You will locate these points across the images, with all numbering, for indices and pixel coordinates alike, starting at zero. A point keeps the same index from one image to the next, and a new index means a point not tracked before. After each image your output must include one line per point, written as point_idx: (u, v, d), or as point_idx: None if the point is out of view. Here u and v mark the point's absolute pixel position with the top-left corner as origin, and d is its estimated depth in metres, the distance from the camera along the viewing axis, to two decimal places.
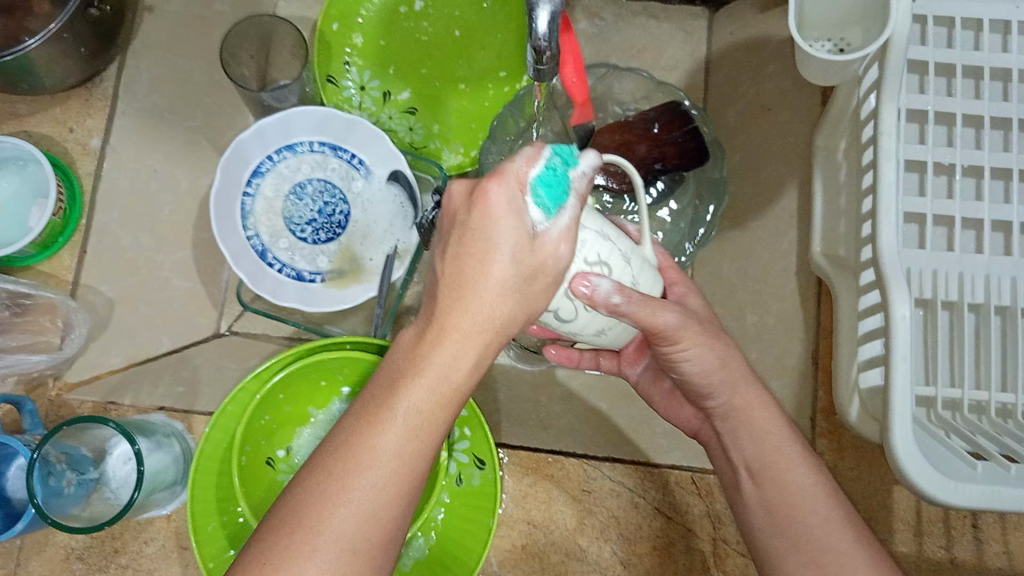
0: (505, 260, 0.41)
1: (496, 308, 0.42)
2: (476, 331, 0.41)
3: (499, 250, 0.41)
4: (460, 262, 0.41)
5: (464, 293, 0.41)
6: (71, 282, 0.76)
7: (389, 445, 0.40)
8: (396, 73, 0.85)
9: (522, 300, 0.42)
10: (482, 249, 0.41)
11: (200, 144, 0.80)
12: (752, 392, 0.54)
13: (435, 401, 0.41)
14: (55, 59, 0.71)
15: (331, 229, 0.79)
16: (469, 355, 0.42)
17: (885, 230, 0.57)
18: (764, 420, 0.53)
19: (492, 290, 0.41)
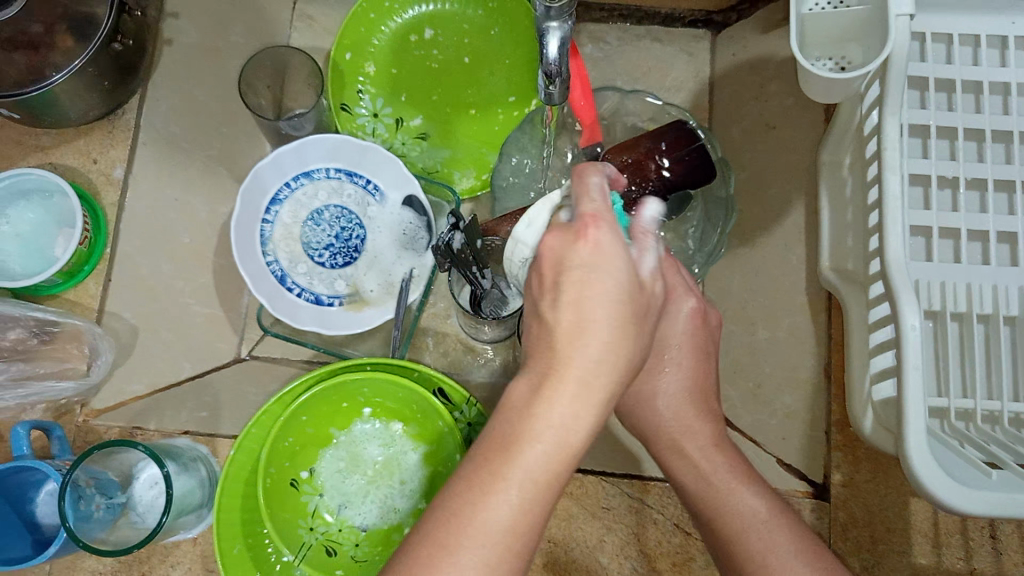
0: (609, 298, 0.41)
1: (611, 359, 0.41)
2: (593, 382, 0.41)
3: (603, 283, 0.41)
4: (574, 310, 0.41)
5: (587, 340, 0.41)
6: (97, 310, 0.77)
7: (501, 512, 0.40)
8: (408, 101, 0.87)
9: (635, 346, 0.42)
10: (591, 290, 0.41)
11: (218, 172, 0.82)
12: (702, 425, 0.56)
13: (551, 459, 0.41)
14: (79, 92, 0.73)
15: (347, 254, 0.81)
16: (581, 406, 0.41)
17: (892, 244, 0.58)
18: (691, 468, 0.54)
19: (607, 336, 0.41)
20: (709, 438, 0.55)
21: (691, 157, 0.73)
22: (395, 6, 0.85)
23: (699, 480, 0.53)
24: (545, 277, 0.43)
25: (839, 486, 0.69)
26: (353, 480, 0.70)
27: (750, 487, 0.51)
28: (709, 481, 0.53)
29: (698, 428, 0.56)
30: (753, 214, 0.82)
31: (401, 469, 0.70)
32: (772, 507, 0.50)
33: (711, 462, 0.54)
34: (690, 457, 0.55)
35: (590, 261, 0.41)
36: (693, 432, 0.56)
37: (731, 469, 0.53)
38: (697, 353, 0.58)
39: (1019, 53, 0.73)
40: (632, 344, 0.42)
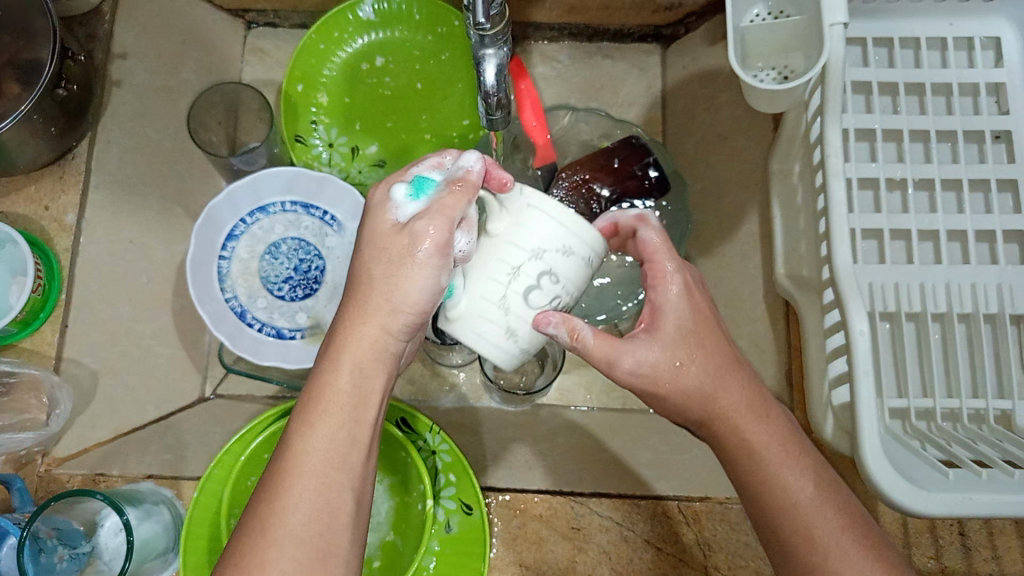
0: (375, 253, 0.49)
1: (366, 370, 0.49)
2: (369, 325, 0.49)
3: (368, 243, 0.49)
4: (351, 275, 0.50)
5: (360, 299, 0.49)
6: (55, 358, 0.76)
7: (290, 529, 0.44)
8: (362, 129, 0.87)
9: (406, 283, 0.48)
10: (361, 256, 0.49)
11: (174, 212, 0.84)
12: (740, 395, 0.52)
13: (326, 472, 0.46)
14: (26, 139, 0.73)
15: (307, 285, 0.81)
16: (365, 345, 0.49)
17: (840, 250, 0.59)
18: (740, 443, 0.52)
19: (356, 351, 0.49)
20: (755, 414, 0.52)
21: (644, 174, 0.75)
22: (344, 35, 0.85)
23: (743, 459, 0.52)
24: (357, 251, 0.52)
25: None
26: None
27: (796, 466, 0.51)
28: (745, 461, 0.52)
29: (726, 397, 0.52)
30: (710, 225, 0.82)
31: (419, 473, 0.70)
32: (819, 495, 0.50)
33: (746, 444, 0.52)
34: (725, 429, 0.52)
35: (361, 267, 0.49)
36: (722, 405, 0.52)
37: (781, 442, 0.52)
38: (699, 341, 0.52)
39: (959, 54, 0.74)
40: (399, 280, 0.48)
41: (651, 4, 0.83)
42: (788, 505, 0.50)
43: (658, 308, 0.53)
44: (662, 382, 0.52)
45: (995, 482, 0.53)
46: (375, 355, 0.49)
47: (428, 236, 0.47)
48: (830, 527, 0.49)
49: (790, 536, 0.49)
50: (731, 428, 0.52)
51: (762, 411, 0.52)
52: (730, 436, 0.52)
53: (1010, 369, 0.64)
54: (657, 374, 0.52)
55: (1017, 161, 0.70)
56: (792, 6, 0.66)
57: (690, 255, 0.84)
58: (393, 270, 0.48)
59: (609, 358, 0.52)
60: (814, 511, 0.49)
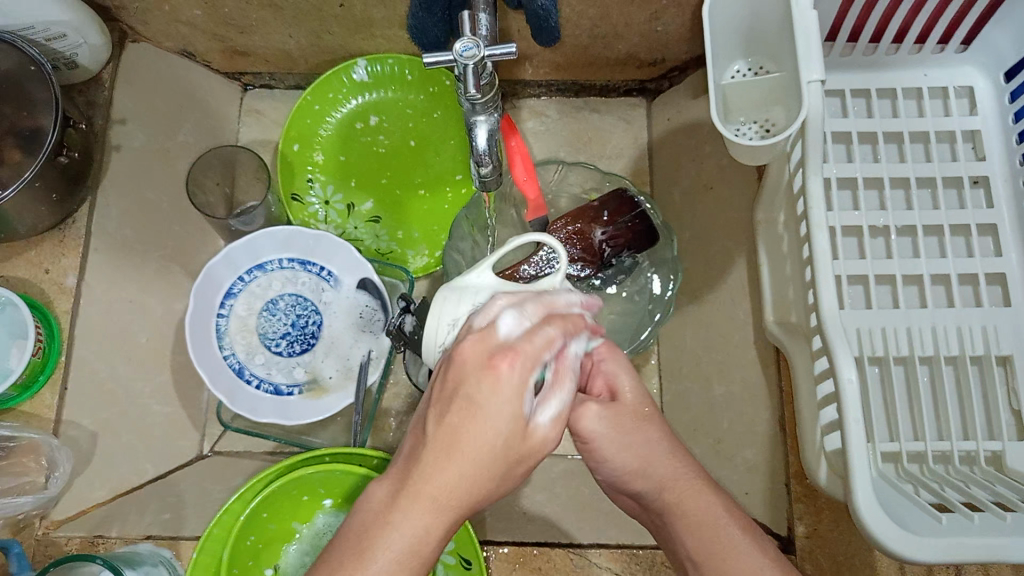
0: (489, 433, 0.42)
1: (469, 482, 0.43)
2: (448, 502, 0.42)
3: (493, 415, 0.42)
4: (452, 428, 0.42)
5: (449, 462, 0.42)
6: (54, 421, 0.74)
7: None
8: (357, 185, 0.89)
9: (500, 485, 0.44)
10: (470, 417, 0.42)
11: (171, 270, 0.86)
12: (685, 470, 0.52)
13: (401, 563, 0.41)
14: (25, 205, 0.74)
15: (305, 340, 0.82)
16: (434, 517, 0.42)
17: (825, 298, 0.60)
18: (702, 513, 0.50)
19: (469, 461, 0.42)
20: (695, 487, 0.51)
21: (633, 224, 0.77)
22: (338, 96, 0.87)
23: (689, 535, 0.50)
24: (448, 378, 0.44)
25: (803, 538, 0.67)
26: None
27: (738, 535, 0.48)
28: (687, 534, 0.50)
29: (659, 474, 0.52)
30: (699, 272, 0.84)
31: None
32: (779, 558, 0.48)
33: (691, 524, 0.50)
34: (666, 506, 0.52)
35: (483, 397, 0.42)
36: (658, 487, 0.52)
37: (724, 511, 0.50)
38: (640, 420, 0.54)
39: (933, 102, 0.77)
40: (499, 478, 0.43)
41: (635, 60, 0.86)
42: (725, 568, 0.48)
43: (614, 376, 0.54)
44: (613, 448, 0.53)
45: (986, 525, 0.53)
46: (478, 470, 0.43)
47: (543, 438, 0.45)
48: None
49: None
50: (668, 505, 0.52)
51: (708, 494, 0.51)
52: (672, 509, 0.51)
53: (997, 409, 0.65)
54: (608, 438, 0.53)
55: (995, 205, 0.72)
56: (772, 64, 0.70)
57: (680, 301, 0.86)
58: (491, 449, 0.43)
59: (572, 412, 0.54)
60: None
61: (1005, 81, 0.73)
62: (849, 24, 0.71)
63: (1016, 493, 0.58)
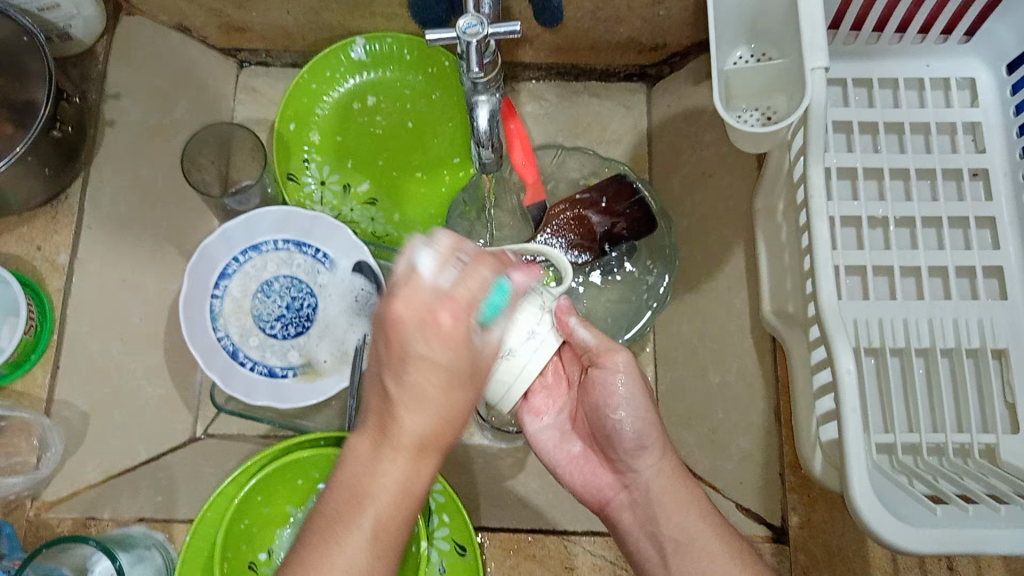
0: (444, 368, 0.43)
1: (441, 422, 0.44)
2: (427, 444, 0.44)
3: (441, 359, 0.43)
4: (406, 381, 0.43)
5: (414, 411, 0.43)
6: (46, 399, 0.76)
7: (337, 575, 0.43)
8: (354, 166, 0.88)
9: (466, 407, 0.45)
10: (422, 369, 0.43)
11: (167, 252, 0.83)
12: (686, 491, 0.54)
13: (387, 513, 0.44)
14: (20, 179, 0.73)
15: (300, 323, 0.81)
16: (417, 457, 0.45)
17: (825, 290, 0.60)
18: (686, 523, 0.52)
19: (434, 410, 0.44)
20: (684, 476, 0.55)
21: (631, 211, 0.77)
22: (336, 75, 0.86)
23: (676, 515, 0.53)
24: (389, 343, 0.43)
25: (797, 528, 0.68)
26: None
27: (715, 533, 0.52)
28: (675, 517, 0.53)
29: (655, 442, 0.54)
30: (696, 261, 0.84)
31: None
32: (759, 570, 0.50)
33: (678, 505, 0.53)
34: (659, 477, 0.54)
35: (432, 347, 0.42)
36: (657, 449, 0.54)
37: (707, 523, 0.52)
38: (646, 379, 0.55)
39: (936, 93, 0.76)
40: (464, 401, 0.45)
41: (636, 45, 0.85)
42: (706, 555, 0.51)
43: None
44: (635, 395, 0.53)
45: (981, 518, 0.54)
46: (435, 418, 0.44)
47: (488, 352, 0.45)
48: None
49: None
50: (662, 480, 0.54)
51: (688, 480, 0.55)
52: (664, 483, 0.54)
53: (993, 403, 0.65)
54: (635, 382, 0.53)
55: (995, 199, 0.71)
56: (775, 50, 0.69)
57: (677, 289, 0.85)
58: (448, 385, 0.43)
59: (607, 347, 0.53)
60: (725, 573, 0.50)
61: (1008, 73, 0.72)
62: (853, 11, 0.71)
63: (1010, 487, 0.58)
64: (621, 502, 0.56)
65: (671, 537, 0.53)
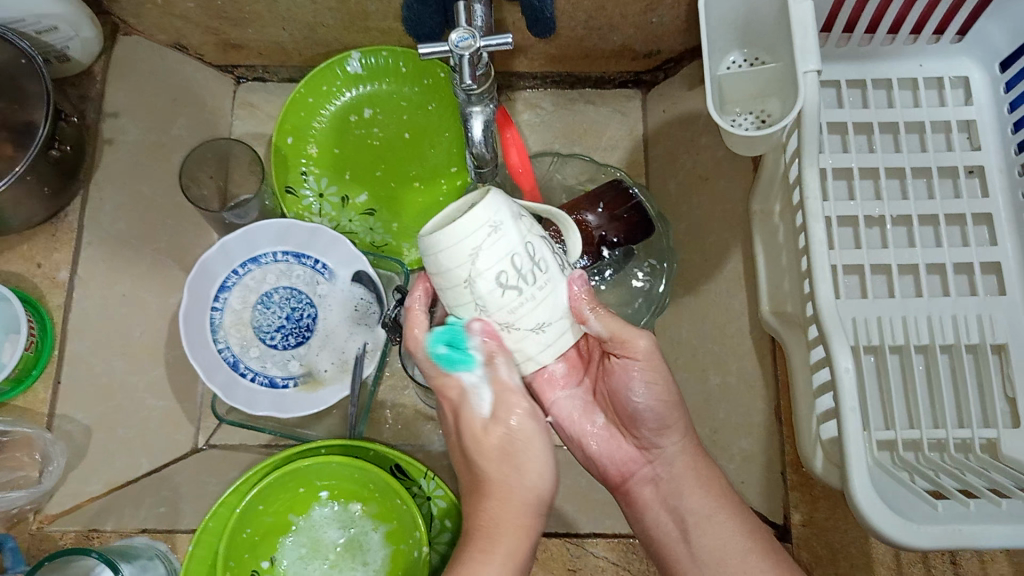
0: (496, 458, 0.55)
1: (520, 514, 0.52)
2: (515, 526, 0.51)
3: (491, 457, 0.55)
4: (483, 500, 0.53)
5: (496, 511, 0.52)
6: (47, 415, 0.75)
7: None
8: (352, 178, 0.89)
9: (539, 499, 0.54)
10: (487, 480, 0.54)
11: (166, 265, 0.84)
12: (704, 471, 0.58)
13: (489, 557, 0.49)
14: (20, 200, 0.74)
15: (300, 333, 0.82)
16: (513, 540, 0.51)
17: (822, 288, 0.60)
18: (702, 505, 0.56)
19: (512, 507, 0.52)
20: (702, 462, 0.58)
21: (630, 215, 0.77)
22: (333, 88, 0.87)
23: (697, 493, 0.56)
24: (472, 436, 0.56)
25: (800, 526, 0.68)
26: (316, 567, 0.69)
27: (731, 514, 0.55)
28: (694, 496, 0.56)
29: (675, 424, 0.57)
30: (694, 264, 0.84)
31: (364, 550, 0.69)
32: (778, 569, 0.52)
33: (699, 482, 0.57)
34: (681, 455, 0.58)
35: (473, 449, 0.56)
36: (677, 430, 0.58)
37: (718, 504, 0.56)
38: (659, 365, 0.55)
39: (928, 93, 0.76)
40: (529, 493, 0.53)
41: (630, 52, 0.86)
42: (722, 528, 0.54)
43: None
44: (655, 380, 0.55)
45: (983, 512, 0.54)
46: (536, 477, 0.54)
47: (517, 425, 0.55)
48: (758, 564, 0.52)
49: (713, 548, 0.54)
50: (681, 461, 0.58)
51: (708, 463, 0.58)
52: (684, 462, 0.58)
53: (993, 398, 0.65)
54: (653, 367, 0.55)
55: (990, 195, 0.72)
56: (768, 54, 0.70)
57: (676, 293, 0.85)
58: (508, 475, 0.54)
59: (628, 333, 0.54)
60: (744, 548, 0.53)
61: (1001, 72, 0.73)
62: (845, 13, 0.71)
63: (1013, 481, 0.58)
64: (643, 476, 0.60)
65: (689, 513, 0.56)
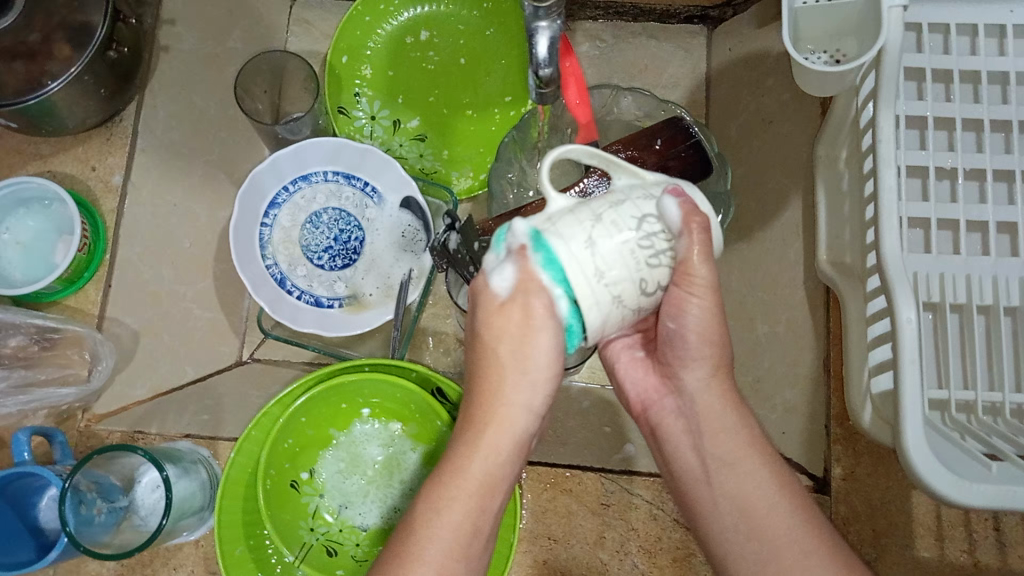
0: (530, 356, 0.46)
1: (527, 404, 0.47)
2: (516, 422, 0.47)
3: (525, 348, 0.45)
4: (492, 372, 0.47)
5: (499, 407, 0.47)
6: (97, 316, 0.77)
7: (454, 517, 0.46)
8: (405, 102, 0.87)
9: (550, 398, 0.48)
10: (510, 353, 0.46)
11: (218, 178, 0.82)
12: (740, 423, 0.50)
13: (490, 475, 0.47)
14: (76, 100, 0.73)
15: (347, 256, 0.82)
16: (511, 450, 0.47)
17: (888, 236, 0.58)
18: (747, 458, 0.49)
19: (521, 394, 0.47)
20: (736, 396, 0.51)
21: (689, 154, 0.74)
22: (390, 8, 0.86)
23: (725, 433, 0.50)
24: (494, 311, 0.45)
25: (839, 480, 0.68)
26: (355, 481, 0.68)
27: (765, 456, 0.50)
28: (721, 434, 0.50)
29: (707, 356, 0.50)
30: (751, 209, 0.82)
31: (401, 469, 0.67)
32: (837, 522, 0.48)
33: (726, 414, 0.50)
34: (705, 392, 0.51)
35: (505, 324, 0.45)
36: (711, 362, 0.50)
37: (765, 472, 0.49)
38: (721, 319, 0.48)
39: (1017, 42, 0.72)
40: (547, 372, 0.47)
41: None
42: (760, 515, 0.47)
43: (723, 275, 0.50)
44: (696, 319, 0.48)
45: None
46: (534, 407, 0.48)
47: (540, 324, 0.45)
48: (788, 508, 0.47)
49: (733, 495, 0.49)
50: (707, 398, 0.50)
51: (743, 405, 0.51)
52: (709, 400, 0.51)
53: None
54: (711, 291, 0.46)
55: None
56: None
57: (729, 239, 0.83)
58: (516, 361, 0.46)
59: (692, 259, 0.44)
60: (778, 505, 0.47)
61: None
62: None
63: None
64: (662, 406, 0.55)
65: (715, 455, 0.50)
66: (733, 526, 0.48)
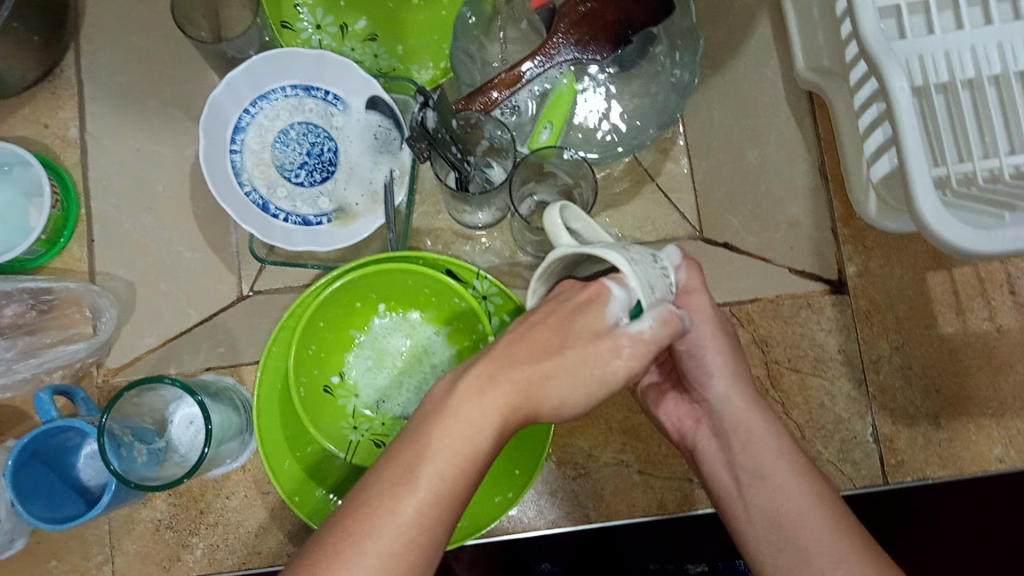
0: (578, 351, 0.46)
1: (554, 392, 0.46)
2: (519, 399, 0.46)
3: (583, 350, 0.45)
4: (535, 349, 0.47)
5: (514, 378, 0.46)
6: (88, 272, 0.76)
7: (418, 497, 0.45)
8: (347, 4, 0.84)
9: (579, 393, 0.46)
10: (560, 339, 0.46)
11: (175, 116, 0.79)
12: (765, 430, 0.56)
13: (450, 475, 0.46)
14: (9, 55, 0.71)
15: (324, 168, 0.80)
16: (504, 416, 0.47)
17: (865, 17, 0.56)
18: (774, 469, 0.55)
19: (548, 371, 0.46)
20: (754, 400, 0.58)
21: None
22: None
23: (755, 445, 0.56)
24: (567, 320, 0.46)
25: (855, 277, 0.70)
26: (387, 376, 0.68)
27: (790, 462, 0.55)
28: (751, 447, 0.56)
29: (727, 365, 0.57)
30: None
31: (429, 354, 0.68)
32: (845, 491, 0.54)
33: (754, 427, 0.56)
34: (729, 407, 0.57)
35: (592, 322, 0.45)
36: (733, 372, 0.58)
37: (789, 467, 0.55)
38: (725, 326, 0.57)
39: None
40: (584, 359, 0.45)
41: None
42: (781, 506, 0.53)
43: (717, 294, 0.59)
44: (711, 339, 0.57)
45: None
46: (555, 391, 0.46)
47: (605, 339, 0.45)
48: (803, 500, 0.53)
49: (764, 504, 0.54)
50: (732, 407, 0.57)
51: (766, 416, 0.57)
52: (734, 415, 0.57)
53: None
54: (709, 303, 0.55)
55: None
56: None
57: None
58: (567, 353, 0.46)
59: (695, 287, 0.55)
60: (805, 503, 0.53)
61: None
62: None
63: None
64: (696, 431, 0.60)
65: (746, 468, 0.56)
66: (765, 536, 0.53)
